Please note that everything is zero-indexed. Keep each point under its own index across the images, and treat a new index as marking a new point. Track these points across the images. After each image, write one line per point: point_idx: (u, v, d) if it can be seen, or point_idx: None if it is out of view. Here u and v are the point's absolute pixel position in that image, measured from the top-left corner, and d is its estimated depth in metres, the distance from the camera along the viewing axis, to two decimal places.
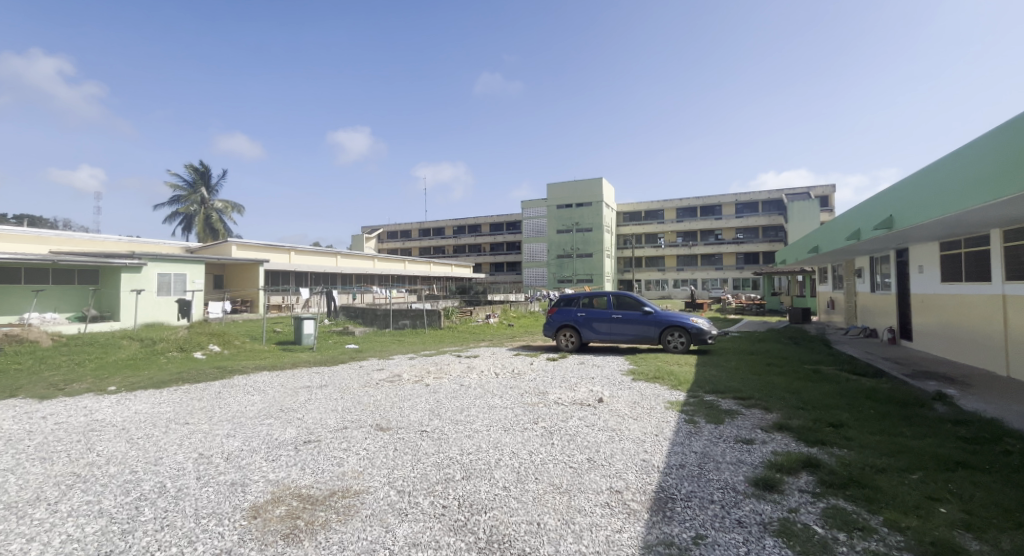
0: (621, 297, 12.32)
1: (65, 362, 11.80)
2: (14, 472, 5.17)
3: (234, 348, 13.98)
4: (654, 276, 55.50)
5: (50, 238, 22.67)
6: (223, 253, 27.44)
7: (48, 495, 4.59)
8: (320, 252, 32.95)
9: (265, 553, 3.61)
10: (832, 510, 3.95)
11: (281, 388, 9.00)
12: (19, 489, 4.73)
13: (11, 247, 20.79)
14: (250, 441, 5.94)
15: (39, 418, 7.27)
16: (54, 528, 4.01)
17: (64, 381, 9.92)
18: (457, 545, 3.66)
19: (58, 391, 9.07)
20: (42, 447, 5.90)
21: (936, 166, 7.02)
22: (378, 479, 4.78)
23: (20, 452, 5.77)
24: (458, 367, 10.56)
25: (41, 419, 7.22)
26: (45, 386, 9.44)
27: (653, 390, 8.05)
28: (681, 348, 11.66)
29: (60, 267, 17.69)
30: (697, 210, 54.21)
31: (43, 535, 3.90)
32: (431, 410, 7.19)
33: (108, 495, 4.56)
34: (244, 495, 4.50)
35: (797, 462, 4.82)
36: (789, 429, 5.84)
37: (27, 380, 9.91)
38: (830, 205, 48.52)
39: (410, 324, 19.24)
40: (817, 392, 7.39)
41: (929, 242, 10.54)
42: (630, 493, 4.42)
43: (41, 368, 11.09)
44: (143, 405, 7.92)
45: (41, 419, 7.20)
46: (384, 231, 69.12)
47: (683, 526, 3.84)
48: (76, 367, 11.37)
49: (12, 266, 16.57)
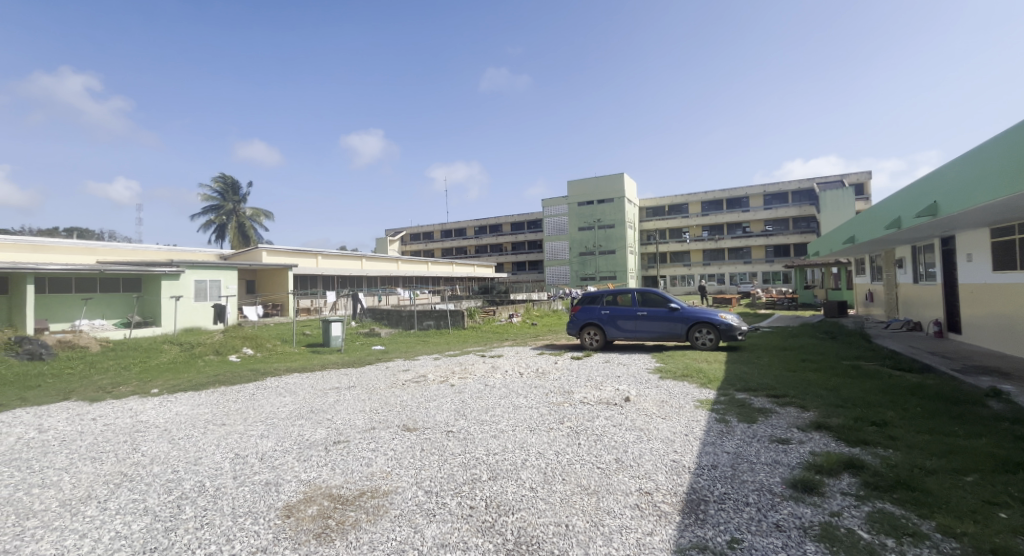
0: (645, 294, 12.09)
1: (112, 365, 12.18)
2: (68, 471, 5.29)
3: (266, 350, 14.18)
4: (680, 271, 54.63)
5: (98, 249, 23.54)
6: (253, 257, 27.97)
7: (98, 494, 4.67)
8: (345, 255, 33.30)
9: (298, 553, 3.57)
10: (879, 515, 3.73)
11: (311, 390, 9.08)
12: (72, 487, 4.84)
13: (61, 257, 21.64)
14: (283, 442, 5.97)
15: (91, 419, 7.50)
16: (104, 525, 4.06)
17: (110, 383, 10.22)
18: (486, 547, 3.56)
19: (107, 393, 9.34)
20: (93, 447, 6.06)
21: (979, 151, 6.74)
22: (405, 479, 4.73)
23: (72, 452, 5.92)
24: (483, 367, 10.49)
25: (90, 420, 7.41)
26: (93, 389, 9.71)
27: (681, 389, 7.81)
28: (710, 345, 11.35)
29: (107, 276, 18.29)
30: (722, 203, 53.24)
31: (94, 532, 3.96)
32: (457, 410, 7.13)
33: (151, 494, 4.62)
34: (278, 494, 4.50)
35: (838, 463, 4.61)
36: (828, 429, 5.58)
37: (79, 384, 10.25)
38: (866, 192, 47.06)
39: (434, 325, 19.39)
40: (857, 389, 7.08)
41: (978, 230, 10.03)
42: (660, 494, 4.26)
43: (92, 372, 11.49)
44: (184, 407, 8.08)
45: (92, 420, 7.41)
46: (407, 234, 69.96)
47: (717, 530, 3.67)
48: (121, 370, 11.71)
49: (64, 276, 17.20)
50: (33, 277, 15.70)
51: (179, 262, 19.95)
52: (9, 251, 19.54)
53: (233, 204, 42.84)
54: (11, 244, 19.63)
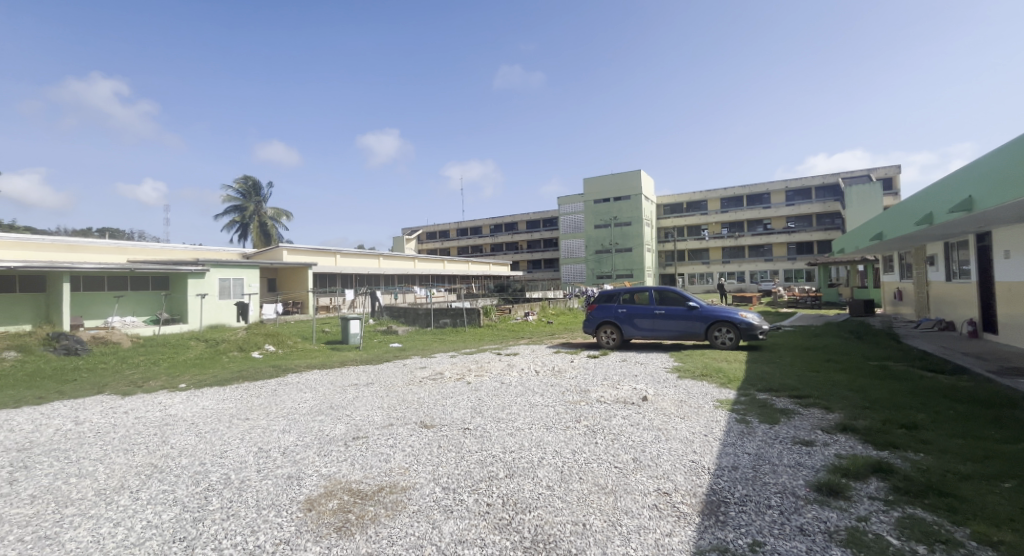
0: (663, 293, 11.94)
1: (143, 360, 12.45)
2: (102, 462, 5.40)
3: (288, 347, 14.35)
4: (698, 269, 54.00)
5: (128, 248, 24.13)
6: (274, 256, 28.37)
7: (130, 484, 4.74)
8: (363, 253, 33.58)
9: (320, 546, 3.57)
10: (909, 521, 3.60)
11: (331, 386, 9.14)
12: (106, 477, 4.92)
13: (92, 256, 22.22)
14: (304, 437, 6.01)
15: (123, 411, 7.67)
16: (136, 514, 4.12)
17: (141, 378, 10.44)
18: (503, 544, 3.52)
19: (138, 387, 9.55)
20: (125, 439, 6.18)
21: (1019, 138, 6.41)
22: (423, 475, 4.71)
23: (106, 443, 6.04)
24: (500, 365, 10.47)
25: (122, 413, 7.57)
26: (125, 383, 9.93)
27: (700, 389, 7.69)
28: (729, 344, 11.16)
29: (137, 274, 18.73)
30: (743, 200, 52.49)
31: (127, 521, 4.02)
32: (474, 408, 7.11)
33: (180, 485, 4.67)
34: (300, 487, 4.52)
35: (865, 466, 4.47)
36: (854, 431, 5.43)
37: (112, 378, 10.50)
38: (894, 188, 45.97)
39: (450, 323, 19.42)
40: (886, 391, 6.88)
41: (1016, 226, 9.68)
42: (679, 495, 4.17)
43: (124, 367, 11.76)
44: (210, 402, 8.21)
45: (124, 413, 7.57)
46: (424, 233, 70.34)
47: (739, 532, 3.58)
48: (150, 365, 11.96)
49: (98, 275, 17.65)
50: (69, 276, 16.15)
51: (205, 260, 20.27)
52: (44, 250, 20.10)
53: (256, 204, 43.54)
54: (46, 243, 20.19)
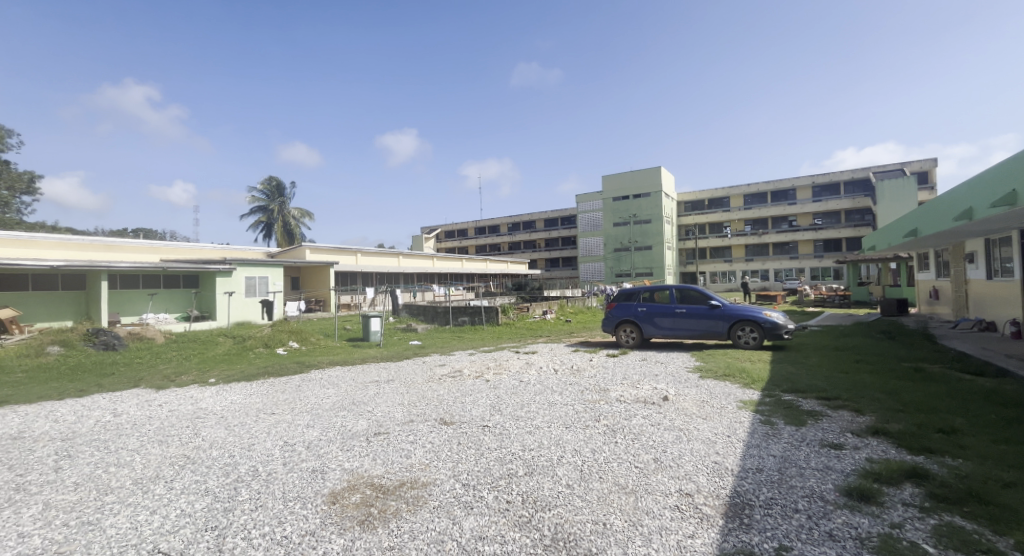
0: (684, 291, 11.75)
1: (174, 356, 12.73)
2: (139, 452, 5.50)
3: (310, 344, 14.52)
4: (720, 267, 53.22)
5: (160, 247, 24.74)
6: (297, 255, 28.77)
7: (165, 474, 4.82)
8: (383, 252, 33.84)
9: (344, 538, 3.56)
10: (947, 529, 3.44)
11: (352, 382, 9.20)
12: (142, 467, 5.02)
13: (128, 255, 22.86)
14: (327, 432, 6.04)
15: (157, 404, 7.84)
16: (171, 503, 4.18)
17: (173, 372, 10.69)
18: (523, 542, 3.47)
19: (171, 381, 9.76)
20: (160, 431, 6.30)
21: None
22: (443, 471, 4.69)
23: (142, 434, 6.17)
24: (518, 363, 10.42)
25: (157, 406, 7.73)
26: (159, 377, 10.17)
27: (723, 389, 7.53)
28: (753, 344, 10.93)
29: (170, 273, 19.20)
30: (767, 196, 51.55)
31: (163, 509, 4.08)
32: (493, 406, 7.07)
33: (211, 476, 4.73)
34: (324, 481, 4.53)
35: (899, 472, 4.30)
36: (887, 434, 5.24)
37: (146, 372, 10.77)
38: (931, 182, 44.55)
39: (469, 321, 19.42)
40: (921, 393, 6.63)
41: None
42: (702, 497, 4.07)
43: (157, 361, 12.04)
44: (238, 396, 8.33)
45: (158, 405, 7.74)
46: (442, 232, 70.72)
47: (764, 536, 3.47)
48: (182, 360, 12.23)
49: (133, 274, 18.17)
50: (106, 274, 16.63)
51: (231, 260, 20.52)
52: (83, 249, 20.71)
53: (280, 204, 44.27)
54: (86, 244, 20.82)
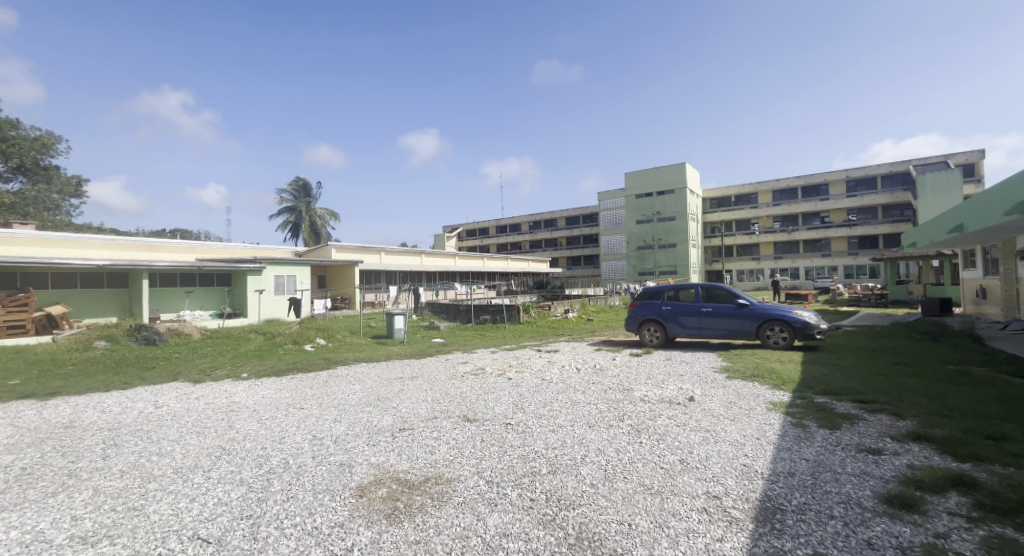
0: (711, 289, 11.49)
1: (210, 351, 13.03)
2: (178, 442, 5.60)
3: (337, 341, 14.69)
4: (747, 265, 52.20)
5: (195, 246, 25.36)
6: (323, 254, 29.17)
7: (203, 463, 4.89)
8: (406, 251, 34.08)
9: (373, 531, 3.54)
10: (997, 540, 3.24)
11: (378, 379, 9.25)
12: (182, 457, 5.10)
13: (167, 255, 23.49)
14: (354, 427, 6.07)
15: (194, 397, 8.00)
16: (209, 491, 4.23)
17: (209, 367, 10.93)
18: (547, 540, 3.39)
19: (207, 375, 9.97)
20: (197, 422, 6.42)
21: None
22: (467, 468, 4.64)
23: (180, 425, 6.29)
24: (540, 362, 10.33)
25: (194, 399, 7.90)
26: (196, 371, 10.40)
27: (752, 390, 7.32)
28: (783, 344, 10.63)
29: (205, 271, 19.66)
30: (798, 192, 50.35)
31: (201, 497, 4.12)
32: (516, 404, 7.00)
33: (245, 466, 4.78)
34: (351, 474, 4.53)
35: (943, 479, 4.08)
36: (930, 440, 5.00)
37: (184, 367, 11.03)
38: (977, 174, 42.80)
39: (490, 319, 19.39)
40: (965, 398, 6.34)
41: None
42: (730, 500, 3.93)
43: (194, 356, 12.34)
44: (269, 390, 8.46)
45: (195, 398, 7.90)
46: (464, 231, 71.01)
47: (797, 542, 3.32)
48: (217, 355, 12.50)
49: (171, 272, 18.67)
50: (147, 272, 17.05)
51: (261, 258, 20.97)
52: (126, 249, 21.38)
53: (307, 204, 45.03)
54: (129, 244, 21.50)
